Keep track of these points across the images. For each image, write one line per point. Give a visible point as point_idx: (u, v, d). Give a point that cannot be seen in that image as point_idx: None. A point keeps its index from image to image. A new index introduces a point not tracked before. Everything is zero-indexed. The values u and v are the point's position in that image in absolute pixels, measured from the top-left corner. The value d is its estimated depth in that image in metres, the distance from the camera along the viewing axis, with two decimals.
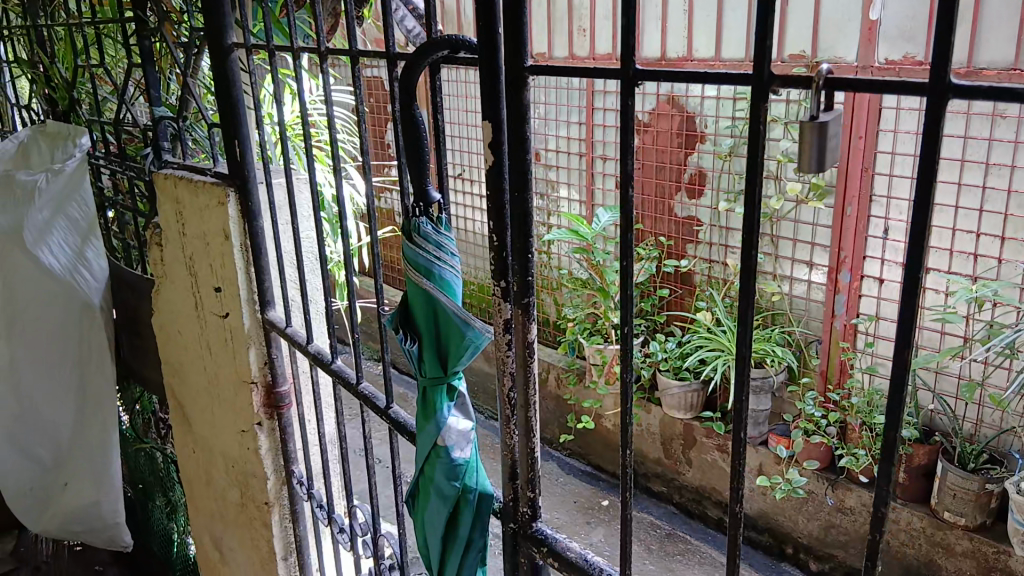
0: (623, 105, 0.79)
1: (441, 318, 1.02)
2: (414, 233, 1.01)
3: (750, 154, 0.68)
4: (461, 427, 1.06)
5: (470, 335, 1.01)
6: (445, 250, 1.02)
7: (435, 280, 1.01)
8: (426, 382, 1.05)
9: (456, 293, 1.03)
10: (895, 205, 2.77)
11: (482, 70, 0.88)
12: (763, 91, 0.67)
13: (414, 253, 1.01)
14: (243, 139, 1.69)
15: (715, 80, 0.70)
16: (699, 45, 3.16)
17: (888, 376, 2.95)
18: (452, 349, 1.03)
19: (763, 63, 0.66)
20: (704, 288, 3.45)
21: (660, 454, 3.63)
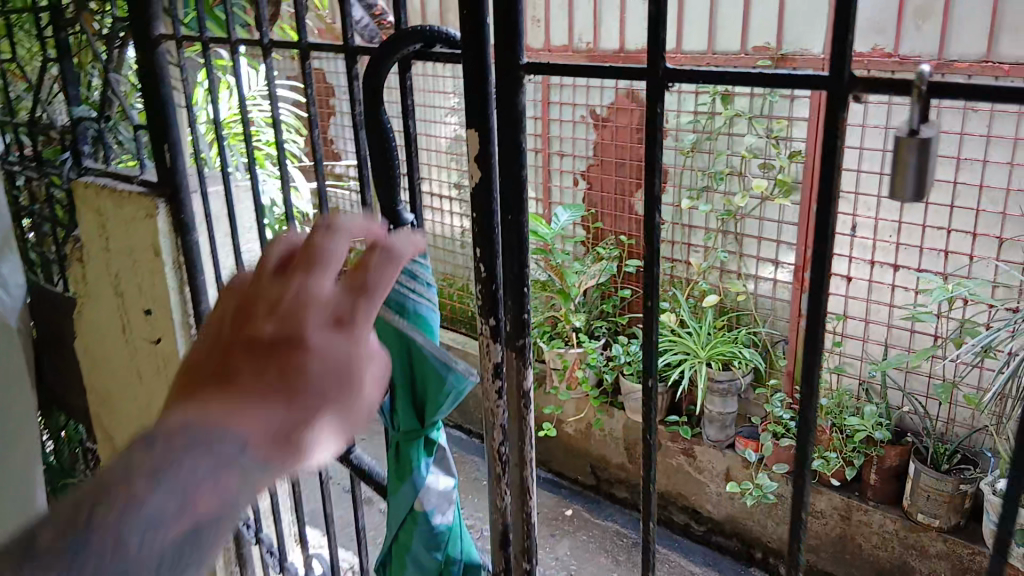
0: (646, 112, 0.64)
1: (415, 363, 0.86)
2: None
3: (822, 173, 0.55)
4: (442, 485, 0.91)
5: (450, 382, 0.85)
6: (419, 281, 0.87)
7: (407, 315, 0.86)
8: (400, 436, 0.90)
9: (433, 331, 0.88)
10: (863, 202, 2.69)
11: (464, 66, 0.72)
12: (841, 97, 0.53)
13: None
14: (174, 144, 1.49)
15: (775, 82, 0.56)
16: (660, 37, 3.04)
17: (856, 376, 2.88)
18: (429, 399, 0.87)
19: (843, 62, 0.52)
20: (667, 289, 3.35)
21: (623, 459, 3.50)
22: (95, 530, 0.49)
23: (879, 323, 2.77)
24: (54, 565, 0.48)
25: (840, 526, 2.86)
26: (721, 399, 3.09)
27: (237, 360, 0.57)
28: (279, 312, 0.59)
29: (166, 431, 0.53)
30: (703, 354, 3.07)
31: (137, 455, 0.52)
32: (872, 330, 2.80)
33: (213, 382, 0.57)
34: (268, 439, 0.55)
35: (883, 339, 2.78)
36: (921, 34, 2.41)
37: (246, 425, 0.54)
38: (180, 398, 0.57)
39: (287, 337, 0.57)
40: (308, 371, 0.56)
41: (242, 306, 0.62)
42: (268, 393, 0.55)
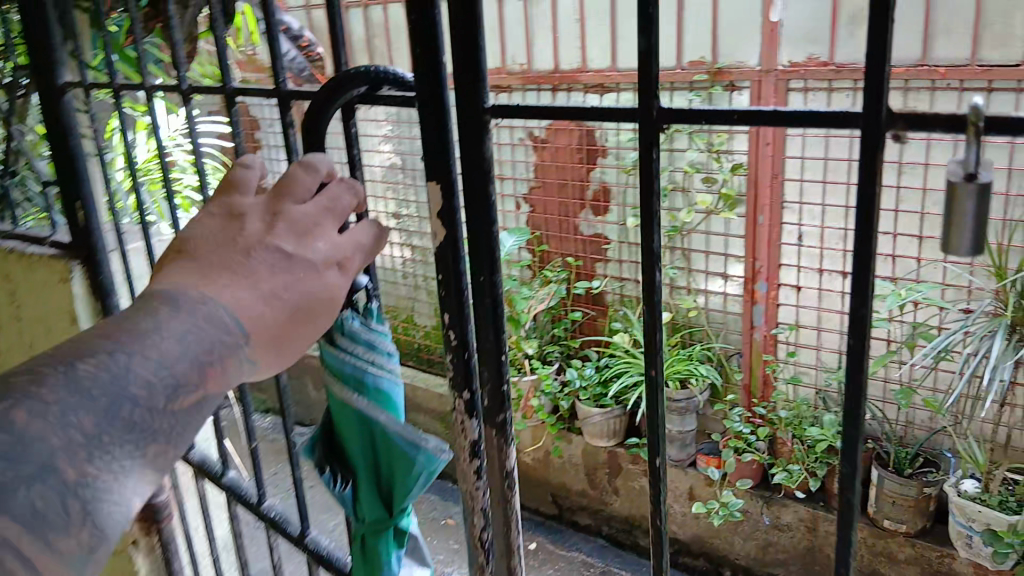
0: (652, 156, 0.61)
1: (380, 444, 0.82)
2: (339, 335, 0.81)
3: (860, 216, 0.54)
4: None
5: (420, 465, 0.80)
6: (377, 351, 0.82)
7: (368, 393, 0.82)
8: (368, 528, 0.85)
9: (398, 407, 0.83)
10: (808, 211, 2.69)
11: (421, 110, 0.64)
12: (877, 136, 0.52)
13: (337, 362, 0.81)
14: (88, 201, 1.36)
15: (805, 120, 0.55)
16: (594, 55, 3.00)
17: (813, 386, 2.88)
18: (397, 483, 0.82)
19: (879, 100, 0.52)
20: (617, 308, 3.30)
21: (584, 486, 3.43)
22: (132, 380, 0.65)
23: (831, 330, 2.77)
24: (92, 403, 0.63)
25: (808, 538, 2.83)
26: (679, 418, 3.05)
27: (258, 261, 0.71)
28: (292, 229, 0.74)
29: (191, 304, 0.69)
30: None
31: (166, 328, 0.67)
32: (825, 338, 2.80)
33: (228, 271, 0.71)
34: (266, 340, 0.71)
35: (837, 346, 2.78)
36: (856, 40, 2.42)
37: (253, 323, 0.70)
38: (191, 270, 0.72)
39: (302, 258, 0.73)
40: (306, 291, 0.72)
41: (253, 212, 0.75)
42: (277, 294, 0.71)
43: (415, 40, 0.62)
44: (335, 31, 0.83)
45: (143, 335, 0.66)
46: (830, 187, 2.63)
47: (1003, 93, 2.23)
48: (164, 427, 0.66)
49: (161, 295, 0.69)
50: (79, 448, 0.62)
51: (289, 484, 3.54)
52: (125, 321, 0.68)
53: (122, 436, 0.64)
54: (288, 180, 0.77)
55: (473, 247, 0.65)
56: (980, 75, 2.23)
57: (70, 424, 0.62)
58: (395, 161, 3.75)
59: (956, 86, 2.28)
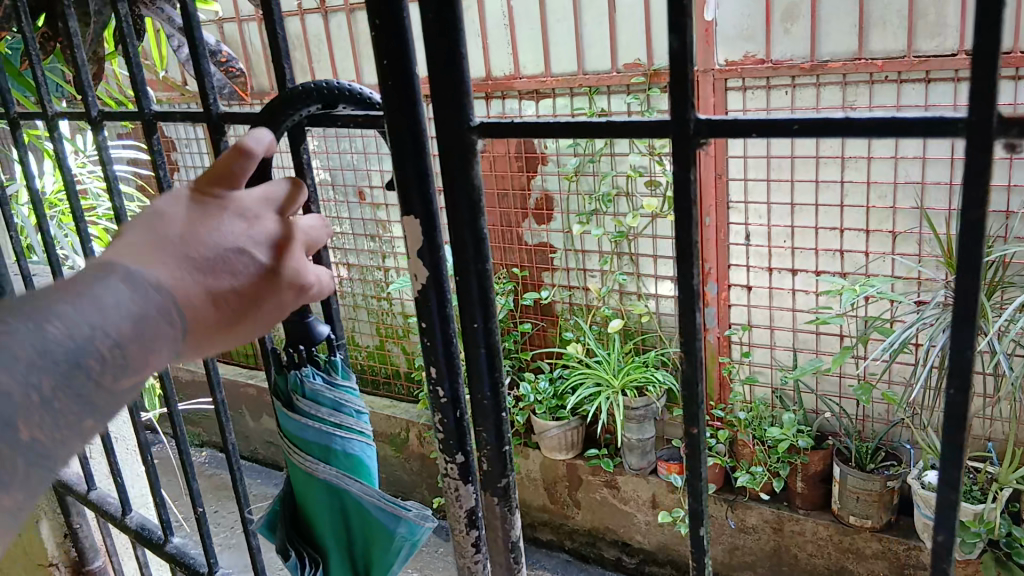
0: (685, 177, 0.52)
1: (354, 514, 0.83)
2: (300, 399, 0.81)
3: (961, 237, 0.45)
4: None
5: (400, 534, 0.81)
6: (343, 412, 0.83)
7: (337, 460, 0.82)
8: None
9: (369, 471, 0.84)
10: (754, 210, 2.66)
11: (392, 129, 0.54)
12: (983, 147, 0.44)
13: (302, 427, 0.81)
14: None
15: (889, 130, 0.47)
16: (527, 61, 2.92)
17: (769, 384, 2.86)
18: (375, 555, 0.83)
19: (989, 102, 0.43)
20: (568, 317, 3.24)
21: (544, 501, 3.34)
22: (91, 351, 0.62)
23: (784, 329, 2.75)
24: (55, 363, 0.61)
25: (774, 538, 2.79)
26: (638, 426, 2.99)
27: (219, 259, 0.67)
28: (268, 240, 0.70)
29: (145, 283, 0.65)
30: (617, 383, 2.95)
31: (127, 304, 0.64)
32: (777, 337, 2.78)
33: (179, 256, 0.66)
34: (199, 343, 0.68)
35: (790, 345, 2.76)
36: (791, 36, 2.39)
37: (196, 326, 0.67)
38: (146, 233, 0.67)
39: (269, 275, 0.69)
40: (261, 310, 0.70)
41: (235, 204, 0.69)
42: (225, 298, 0.68)
43: (380, 53, 0.53)
44: (276, 42, 0.73)
45: (103, 307, 0.63)
46: (775, 185, 2.60)
47: (941, 84, 2.23)
48: (108, 402, 0.65)
49: (118, 264, 0.65)
50: (34, 409, 0.60)
51: (233, 522, 3.36)
52: (88, 286, 0.63)
53: (72, 405, 0.62)
54: (289, 195, 0.73)
55: (461, 291, 0.56)
56: (918, 66, 2.22)
57: (32, 383, 0.60)
58: (325, 177, 3.61)
59: (894, 78, 2.28)
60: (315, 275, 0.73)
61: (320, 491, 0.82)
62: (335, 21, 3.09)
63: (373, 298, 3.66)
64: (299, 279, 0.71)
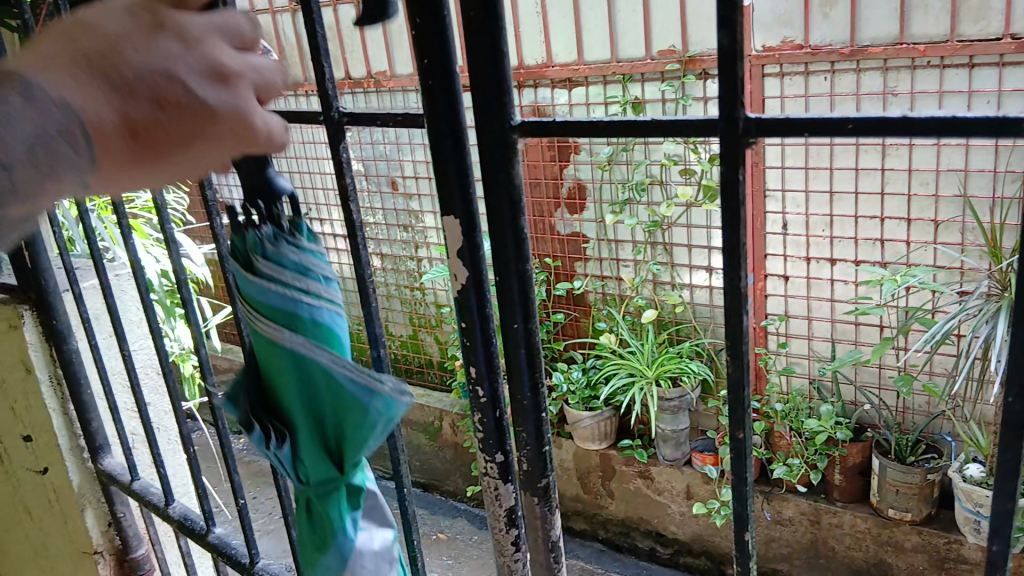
0: (733, 177, 0.51)
1: (324, 388, 0.72)
2: (259, 260, 0.71)
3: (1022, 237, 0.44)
4: (378, 545, 0.79)
5: (373, 410, 0.71)
6: (311, 278, 0.72)
7: (304, 329, 0.72)
8: (314, 488, 0.76)
9: (341, 343, 0.75)
10: (792, 198, 2.62)
11: (432, 126, 0.54)
12: None
13: (263, 294, 0.71)
14: (33, 240, 1.22)
15: (949, 129, 0.45)
16: (559, 49, 2.90)
17: (806, 375, 2.82)
18: (347, 433, 0.73)
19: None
20: (600, 307, 3.23)
21: (578, 490, 3.35)
22: None
23: (822, 319, 2.71)
24: None
25: (811, 531, 2.76)
26: (672, 417, 2.97)
27: (142, 81, 0.55)
28: (209, 69, 0.56)
29: (44, 99, 0.54)
30: (651, 373, 2.95)
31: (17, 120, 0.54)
32: (816, 328, 2.74)
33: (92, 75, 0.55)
34: (113, 178, 0.57)
35: (829, 336, 2.72)
36: (830, 21, 2.34)
37: (98, 148, 0.55)
38: (62, 43, 0.57)
39: (200, 106, 0.56)
40: (187, 146, 0.57)
41: (175, 24, 0.57)
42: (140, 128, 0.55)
43: (419, 53, 0.52)
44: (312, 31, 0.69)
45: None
46: (813, 172, 2.56)
47: (985, 69, 2.17)
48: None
49: (17, 76, 0.55)
50: None
51: (271, 508, 3.41)
52: None
53: None
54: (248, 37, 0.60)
55: (501, 290, 0.55)
56: (961, 51, 2.17)
57: None
58: (358, 167, 3.63)
59: (936, 64, 2.22)
60: (264, 122, 0.58)
61: (281, 356, 0.72)
62: None
63: (406, 288, 3.68)
64: (241, 122, 0.57)
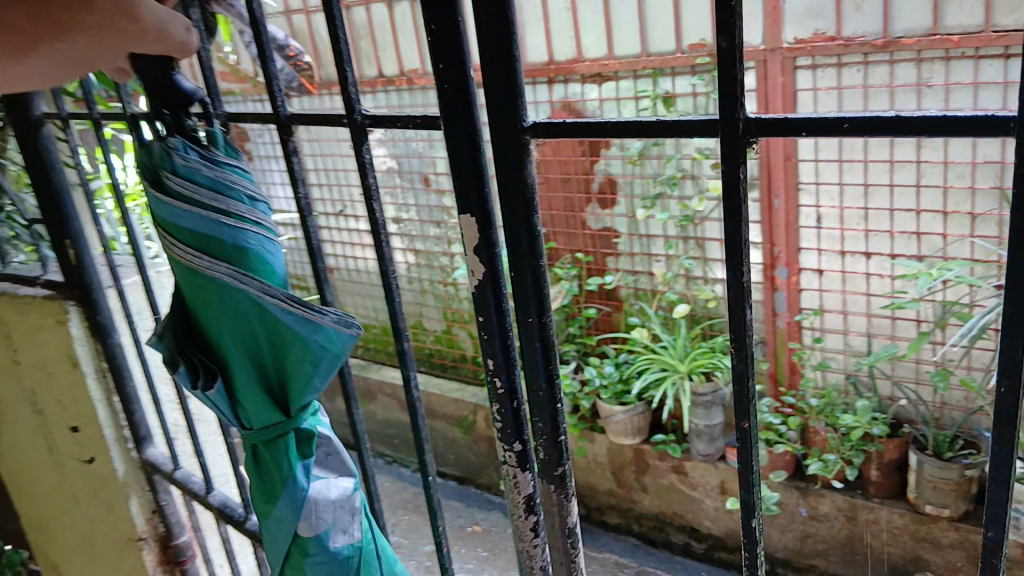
0: (735, 175, 0.53)
1: (258, 321, 0.87)
2: (176, 179, 0.86)
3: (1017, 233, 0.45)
4: (336, 494, 0.94)
5: (314, 340, 0.86)
6: (225, 194, 0.87)
7: (233, 260, 0.87)
8: (262, 427, 0.91)
9: (269, 269, 0.90)
10: (825, 191, 2.60)
11: (448, 127, 0.56)
12: None
13: (188, 217, 0.86)
14: (77, 238, 1.28)
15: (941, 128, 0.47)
16: (589, 45, 2.90)
17: (841, 370, 2.79)
18: (285, 362, 0.88)
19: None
20: (632, 302, 3.24)
21: (612, 485, 3.35)
22: None
23: (857, 313, 2.68)
24: None
25: (847, 527, 2.73)
26: (705, 411, 2.95)
27: None
28: None
29: None
30: (684, 368, 2.98)
31: None
32: (851, 322, 2.71)
33: None
34: None
35: (864, 330, 2.69)
36: (862, 13, 2.31)
37: None
38: None
39: None
40: None
41: None
42: None
43: (435, 57, 0.54)
44: (336, 37, 0.72)
45: None
46: (847, 165, 2.53)
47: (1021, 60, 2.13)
48: None
49: None
50: None
51: None
52: None
53: None
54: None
55: (516, 285, 0.57)
56: (996, 41, 2.13)
57: None
58: (391, 165, 3.67)
59: (971, 54, 2.19)
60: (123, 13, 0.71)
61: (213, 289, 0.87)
62: (399, 11, 3.14)
63: (440, 283, 3.72)
64: None
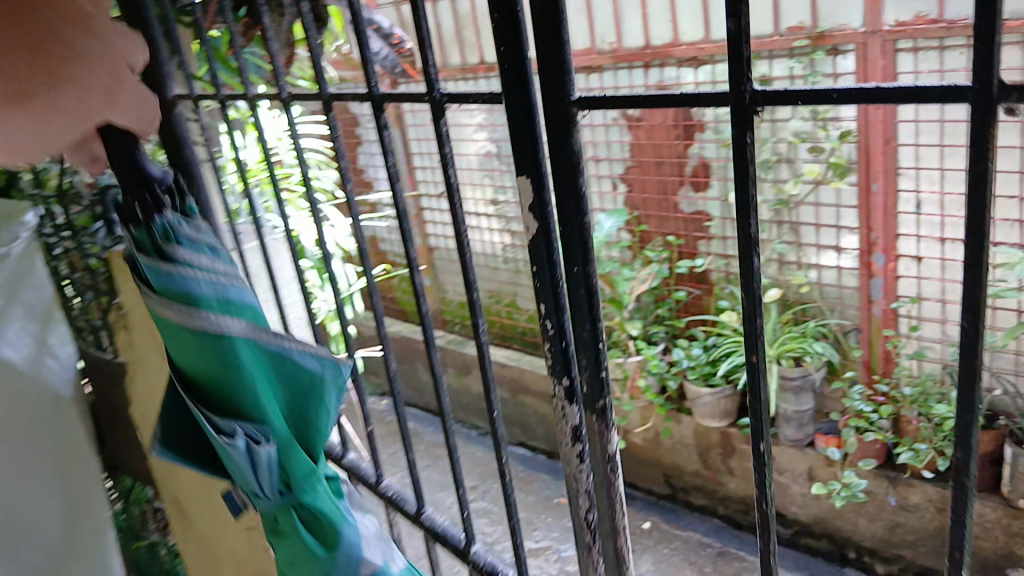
0: (741, 141, 0.59)
1: (278, 369, 0.96)
2: (178, 246, 0.89)
3: (971, 203, 0.49)
4: (372, 530, 1.03)
5: (332, 377, 0.99)
6: (221, 258, 0.93)
7: (243, 315, 0.93)
8: (298, 475, 0.96)
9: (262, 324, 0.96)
10: (925, 175, 2.53)
11: (508, 103, 0.66)
12: (987, 112, 0.47)
13: (194, 281, 0.89)
14: (203, 205, 1.46)
15: (914, 97, 0.51)
16: (686, 28, 2.92)
17: (938, 360, 2.70)
18: (306, 404, 0.99)
19: (988, 71, 0.46)
20: (723, 286, 3.25)
21: (698, 466, 3.38)
22: None
23: (957, 302, 2.61)
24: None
25: (938, 518, 2.68)
26: (795, 397, 2.95)
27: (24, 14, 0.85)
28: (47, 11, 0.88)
29: None
30: (773, 352, 2.98)
31: None
32: (950, 311, 2.64)
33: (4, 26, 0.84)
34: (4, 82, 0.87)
35: None
36: None
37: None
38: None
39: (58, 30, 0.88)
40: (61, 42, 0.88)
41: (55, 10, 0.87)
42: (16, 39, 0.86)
43: (498, 41, 0.64)
44: (419, 27, 0.83)
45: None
46: (949, 149, 2.46)
47: None
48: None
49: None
50: None
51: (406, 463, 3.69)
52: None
53: None
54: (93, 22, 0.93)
55: (564, 237, 0.66)
56: None
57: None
58: (489, 148, 3.79)
59: None
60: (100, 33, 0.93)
61: (236, 353, 0.91)
62: None
63: None
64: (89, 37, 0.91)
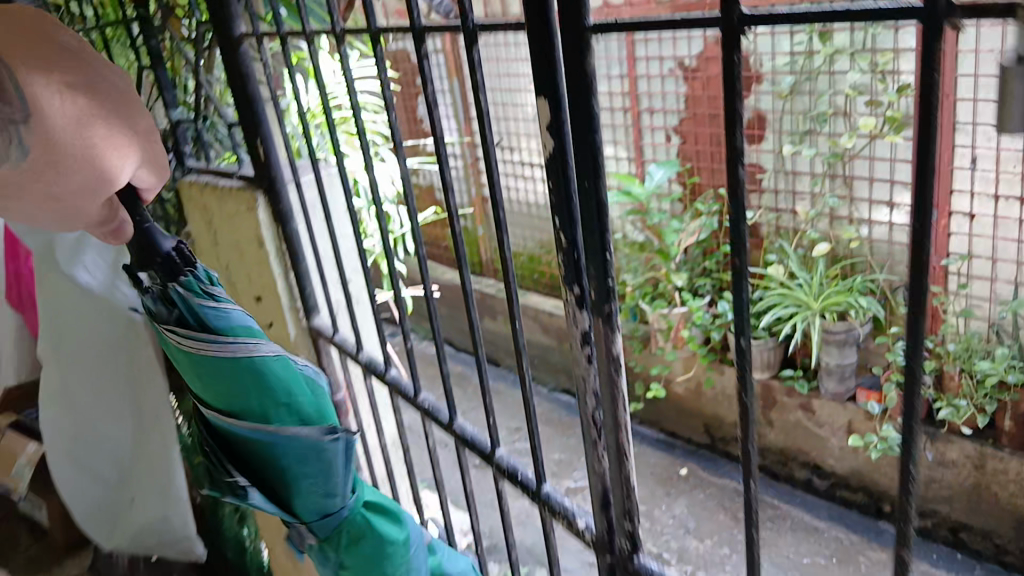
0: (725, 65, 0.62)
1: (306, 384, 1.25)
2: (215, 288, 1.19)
3: (917, 134, 0.52)
4: None
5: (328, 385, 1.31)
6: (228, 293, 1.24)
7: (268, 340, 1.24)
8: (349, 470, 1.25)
9: None
10: (983, 132, 2.50)
11: (532, 30, 0.72)
12: (933, 31, 0.50)
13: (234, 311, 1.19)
14: (265, 137, 1.56)
15: (872, 18, 0.54)
16: None
17: (985, 318, 2.71)
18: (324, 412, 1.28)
19: None
20: (773, 240, 3.25)
21: (738, 416, 3.43)
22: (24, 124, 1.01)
23: (1008, 261, 2.59)
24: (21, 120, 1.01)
25: (975, 475, 2.69)
26: (839, 350, 2.96)
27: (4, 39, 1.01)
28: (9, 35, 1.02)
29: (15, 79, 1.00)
30: (817, 306, 2.98)
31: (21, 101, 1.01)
32: (1000, 270, 2.62)
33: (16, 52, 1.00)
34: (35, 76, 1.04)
35: (1014, 277, 2.60)
36: None
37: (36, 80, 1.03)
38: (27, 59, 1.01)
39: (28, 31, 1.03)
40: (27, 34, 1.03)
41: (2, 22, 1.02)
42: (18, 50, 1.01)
43: None
44: None
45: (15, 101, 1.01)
46: None
47: None
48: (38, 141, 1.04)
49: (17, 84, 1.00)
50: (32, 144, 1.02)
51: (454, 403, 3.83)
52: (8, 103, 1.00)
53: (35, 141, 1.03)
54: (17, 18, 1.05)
55: (580, 154, 0.73)
56: None
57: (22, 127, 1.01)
58: None
59: None
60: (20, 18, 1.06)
61: (296, 379, 1.21)
62: None
63: None
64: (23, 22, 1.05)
